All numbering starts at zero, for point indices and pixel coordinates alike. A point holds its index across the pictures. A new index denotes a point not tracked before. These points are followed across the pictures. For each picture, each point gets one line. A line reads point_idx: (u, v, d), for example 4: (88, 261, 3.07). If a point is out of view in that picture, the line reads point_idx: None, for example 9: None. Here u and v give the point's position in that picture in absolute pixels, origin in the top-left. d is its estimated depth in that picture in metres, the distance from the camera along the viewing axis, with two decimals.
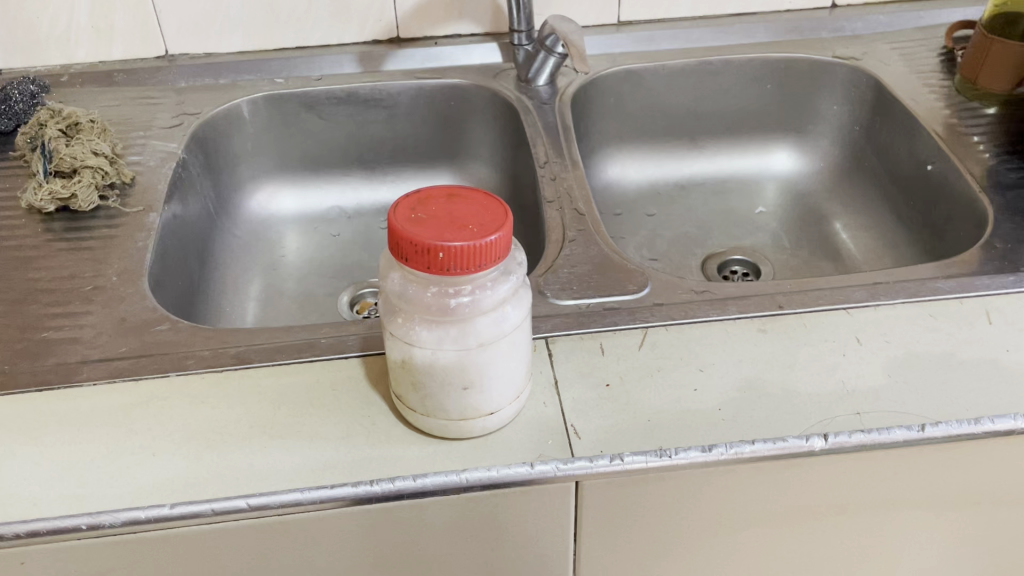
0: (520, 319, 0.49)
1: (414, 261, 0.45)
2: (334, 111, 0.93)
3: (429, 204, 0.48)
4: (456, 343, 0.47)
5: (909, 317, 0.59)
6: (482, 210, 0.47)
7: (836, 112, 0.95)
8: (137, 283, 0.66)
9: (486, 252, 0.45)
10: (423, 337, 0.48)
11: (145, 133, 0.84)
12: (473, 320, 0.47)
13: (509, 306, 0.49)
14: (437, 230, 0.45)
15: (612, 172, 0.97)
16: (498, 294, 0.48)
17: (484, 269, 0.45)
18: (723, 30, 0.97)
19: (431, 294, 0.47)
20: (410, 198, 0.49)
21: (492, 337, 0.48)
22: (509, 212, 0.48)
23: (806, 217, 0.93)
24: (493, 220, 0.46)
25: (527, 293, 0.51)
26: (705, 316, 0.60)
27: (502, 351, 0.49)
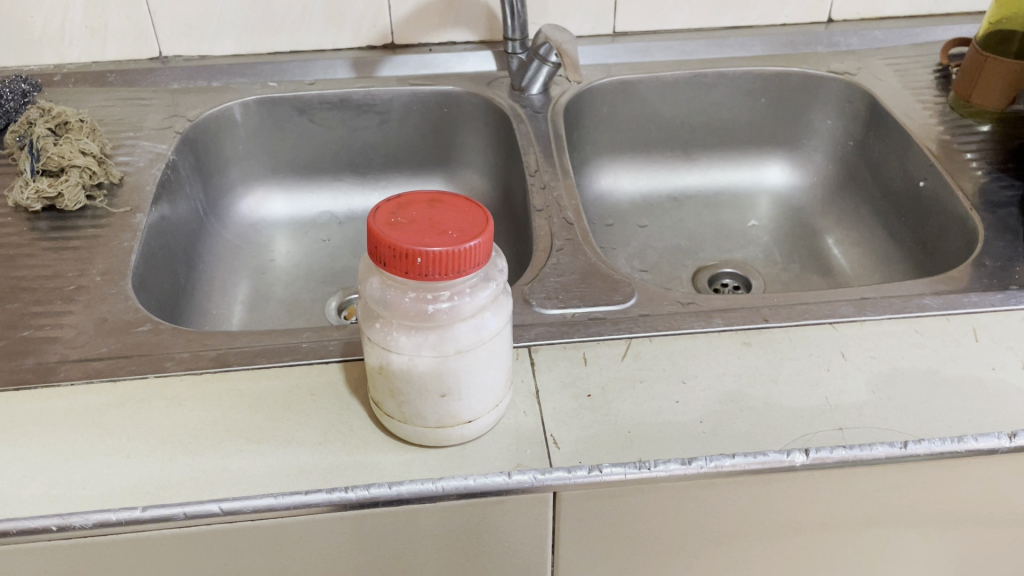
0: (500, 327, 0.49)
1: (392, 265, 0.44)
2: (326, 116, 0.93)
3: (409, 208, 0.48)
4: (434, 349, 0.47)
5: (895, 333, 0.59)
6: (463, 215, 0.47)
7: (830, 126, 0.95)
8: (120, 284, 0.66)
9: (466, 258, 0.44)
10: (401, 343, 0.47)
11: (135, 134, 0.83)
12: (452, 325, 0.47)
13: (489, 312, 0.48)
14: (416, 235, 0.45)
15: (605, 183, 0.97)
16: (478, 300, 0.47)
17: (464, 275, 0.45)
18: (718, 43, 0.97)
19: (409, 299, 0.46)
20: (391, 202, 0.48)
21: (471, 344, 0.47)
22: (490, 218, 0.47)
23: (798, 231, 0.93)
24: (473, 226, 0.46)
25: (508, 301, 0.50)
26: (690, 327, 0.60)
27: (482, 359, 0.48)
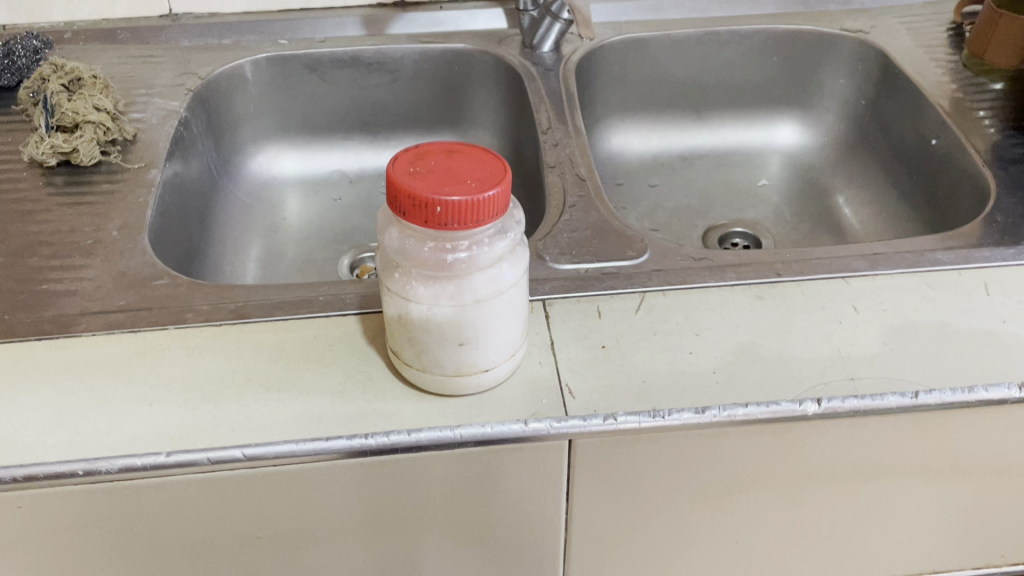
0: (517, 277, 0.49)
1: (411, 215, 0.45)
2: (337, 74, 0.92)
3: (427, 158, 0.48)
4: (452, 299, 0.47)
5: (907, 287, 0.59)
6: (481, 165, 0.47)
7: (842, 85, 0.94)
8: (137, 238, 0.66)
9: (484, 208, 0.45)
10: (419, 293, 0.48)
11: (147, 91, 0.83)
12: (470, 275, 0.47)
13: (506, 262, 0.49)
14: (435, 185, 0.45)
15: (615, 143, 0.97)
16: (495, 250, 0.48)
17: (482, 225, 0.45)
18: (730, 0, 0.96)
19: (428, 249, 0.47)
20: (409, 152, 0.49)
21: (489, 294, 0.48)
22: (507, 168, 0.48)
23: (809, 191, 0.93)
24: (491, 176, 0.46)
25: (525, 253, 0.51)
26: (703, 281, 0.60)
27: (499, 309, 0.49)
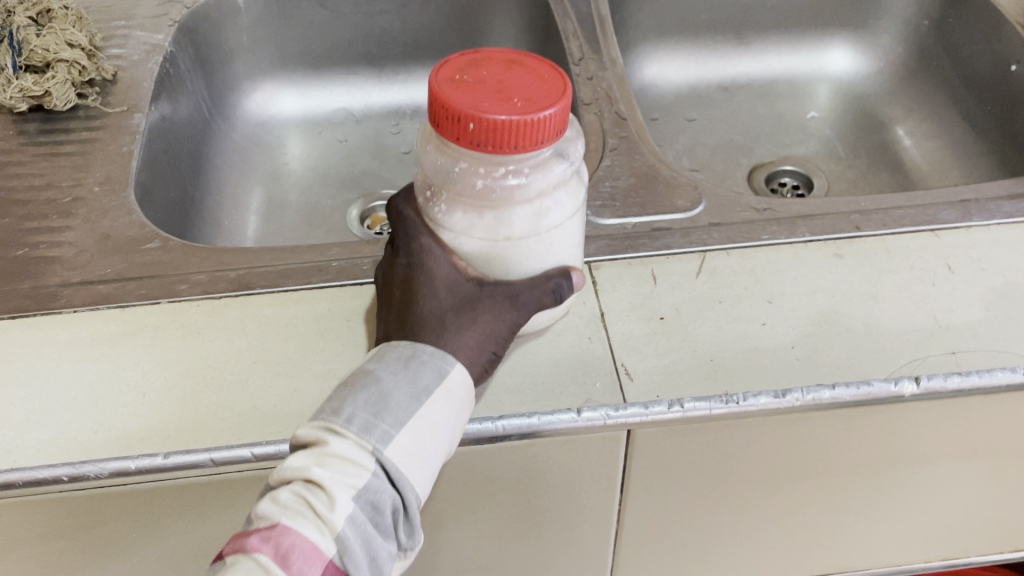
0: (566, 215, 0.43)
1: (445, 129, 0.38)
2: (339, 0, 0.83)
3: (481, 66, 0.41)
4: (484, 232, 0.42)
5: (1007, 240, 0.52)
6: (542, 82, 0.40)
7: (900, 7, 0.84)
8: (123, 195, 0.58)
9: (529, 131, 0.38)
10: (453, 219, 0.42)
11: (127, 23, 0.74)
12: (511, 208, 0.41)
13: (555, 196, 0.43)
14: (477, 97, 0.38)
15: (648, 73, 0.87)
16: (545, 182, 0.42)
17: (525, 151, 0.38)
18: None
19: (463, 173, 0.41)
20: (463, 57, 0.42)
21: (527, 232, 0.42)
22: (569, 88, 0.40)
23: (864, 124, 0.84)
24: (546, 94, 0.39)
25: (579, 190, 0.45)
26: (771, 238, 0.53)
27: (541, 247, 0.43)
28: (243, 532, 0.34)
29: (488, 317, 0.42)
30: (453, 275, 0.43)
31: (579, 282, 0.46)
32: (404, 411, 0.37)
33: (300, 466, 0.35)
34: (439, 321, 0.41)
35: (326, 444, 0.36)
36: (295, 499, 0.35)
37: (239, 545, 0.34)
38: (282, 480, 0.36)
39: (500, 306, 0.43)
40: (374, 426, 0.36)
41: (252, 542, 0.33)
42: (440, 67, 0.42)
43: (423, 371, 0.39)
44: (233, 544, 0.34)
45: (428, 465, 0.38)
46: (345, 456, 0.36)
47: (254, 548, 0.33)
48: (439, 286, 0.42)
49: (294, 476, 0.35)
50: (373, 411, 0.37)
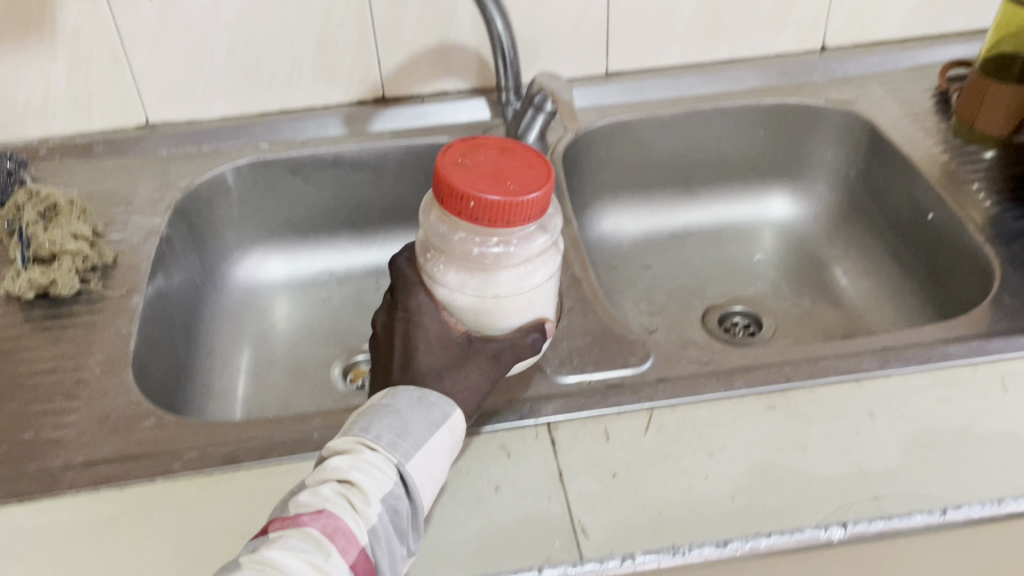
0: (542, 279, 0.57)
1: (449, 203, 0.52)
2: (320, 175, 0.91)
3: (481, 155, 0.55)
4: (475, 289, 0.55)
5: (922, 387, 0.57)
6: (528, 171, 0.55)
7: (830, 157, 0.93)
8: (122, 374, 0.64)
9: (515, 211, 0.51)
10: (449, 277, 0.56)
11: (126, 208, 0.82)
12: (497, 271, 0.55)
13: (536, 263, 0.56)
14: (477, 182, 0.52)
15: (606, 226, 0.95)
16: (526, 252, 0.55)
17: (512, 225, 0.52)
18: (713, 76, 0.94)
19: (461, 240, 0.55)
20: (468, 147, 0.56)
21: (509, 292, 0.56)
22: (548, 178, 0.54)
23: (806, 265, 0.92)
24: (530, 183, 0.53)
25: (555, 259, 0.59)
26: (713, 392, 0.58)
27: (517, 304, 0.57)
28: (293, 513, 0.45)
29: (474, 367, 0.55)
30: (446, 334, 0.56)
31: (549, 332, 0.59)
32: (419, 436, 0.49)
33: (341, 466, 0.47)
34: (436, 369, 0.54)
35: (361, 452, 0.48)
36: (336, 492, 0.46)
37: (292, 522, 0.44)
38: (324, 479, 0.47)
39: (484, 360, 0.56)
40: (397, 443, 0.48)
41: (303, 518, 0.44)
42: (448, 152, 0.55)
43: (432, 408, 0.51)
44: (285, 522, 0.44)
45: (432, 480, 0.50)
46: (376, 463, 0.47)
47: (306, 523, 0.44)
48: (435, 342, 0.55)
49: (336, 474, 0.46)
50: (397, 433, 0.49)
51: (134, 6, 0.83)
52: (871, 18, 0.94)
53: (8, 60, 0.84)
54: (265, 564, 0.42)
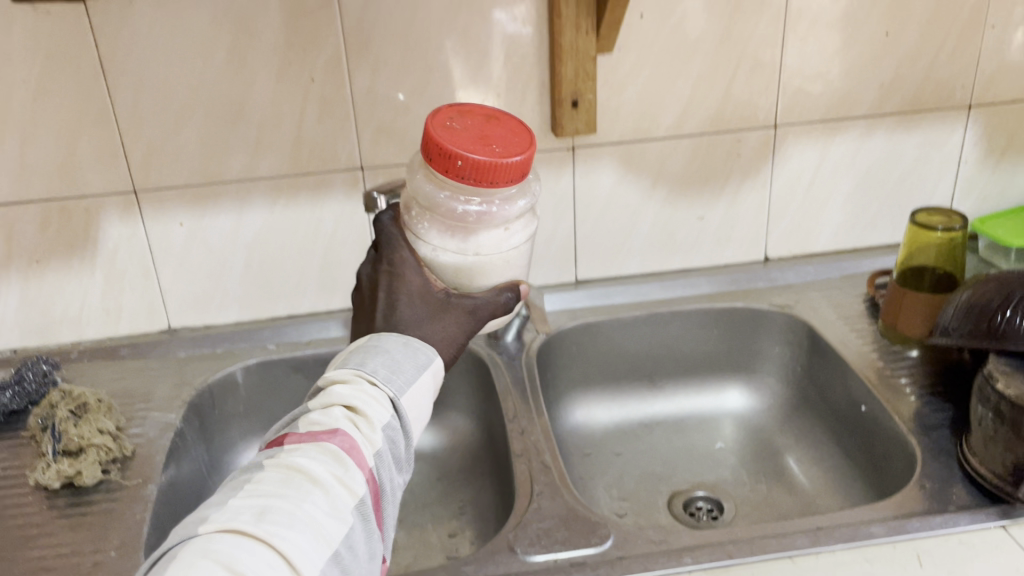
0: (518, 241, 0.67)
1: (437, 162, 0.60)
2: (320, 372, 1.01)
3: (468, 121, 0.65)
4: (457, 248, 0.65)
5: (848, 562, 0.65)
6: (512, 138, 0.64)
7: (778, 353, 1.05)
8: (134, 558, 0.71)
9: (497, 171, 0.60)
10: (433, 236, 0.66)
11: (145, 405, 0.91)
12: (477, 231, 0.65)
13: (513, 226, 0.67)
14: (465, 146, 0.60)
15: (578, 416, 1.04)
16: (503, 215, 0.66)
17: (494, 184, 0.60)
18: (670, 284, 1.08)
19: (445, 200, 0.64)
20: (455, 113, 0.66)
21: (487, 250, 0.66)
22: (528, 146, 0.63)
23: (763, 452, 1.00)
24: (511, 149, 0.62)
25: (529, 224, 0.69)
26: (663, 567, 0.65)
27: (495, 263, 0.67)
28: (307, 430, 0.54)
29: (451, 318, 0.65)
30: (426, 288, 0.65)
31: (523, 294, 0.69)
32: (410, 374, 0.59)
33: (347, 394, 0.56)
34: (417, 318, 0.64)
35: (362, 383, 0.57)
36: (344, 414, 0.55)
37: (309, 437, 0.54)
38: (330, 403, 0.56)
39: (461, 314, 0.66)
40: (391, 378, 0.58)
41: (320, 434, 0.53)
42: (438, 117, 0.65)
43: (419, 353, 0.61)
44: (304, 438, 0.53)
45: (415, 414, 0.60)
46: (375, 394, 0.57)
47: (323, 439, 0.53)
48: (417, 294, 0.65)
49: (342, 400, 0.56)
50: (390, 370, 0.58)
51: (166, 232, 0.97)
52: (805, 235, 1.09)
53: (53, 277, 0.97)
54: (295, 469, 0.51)
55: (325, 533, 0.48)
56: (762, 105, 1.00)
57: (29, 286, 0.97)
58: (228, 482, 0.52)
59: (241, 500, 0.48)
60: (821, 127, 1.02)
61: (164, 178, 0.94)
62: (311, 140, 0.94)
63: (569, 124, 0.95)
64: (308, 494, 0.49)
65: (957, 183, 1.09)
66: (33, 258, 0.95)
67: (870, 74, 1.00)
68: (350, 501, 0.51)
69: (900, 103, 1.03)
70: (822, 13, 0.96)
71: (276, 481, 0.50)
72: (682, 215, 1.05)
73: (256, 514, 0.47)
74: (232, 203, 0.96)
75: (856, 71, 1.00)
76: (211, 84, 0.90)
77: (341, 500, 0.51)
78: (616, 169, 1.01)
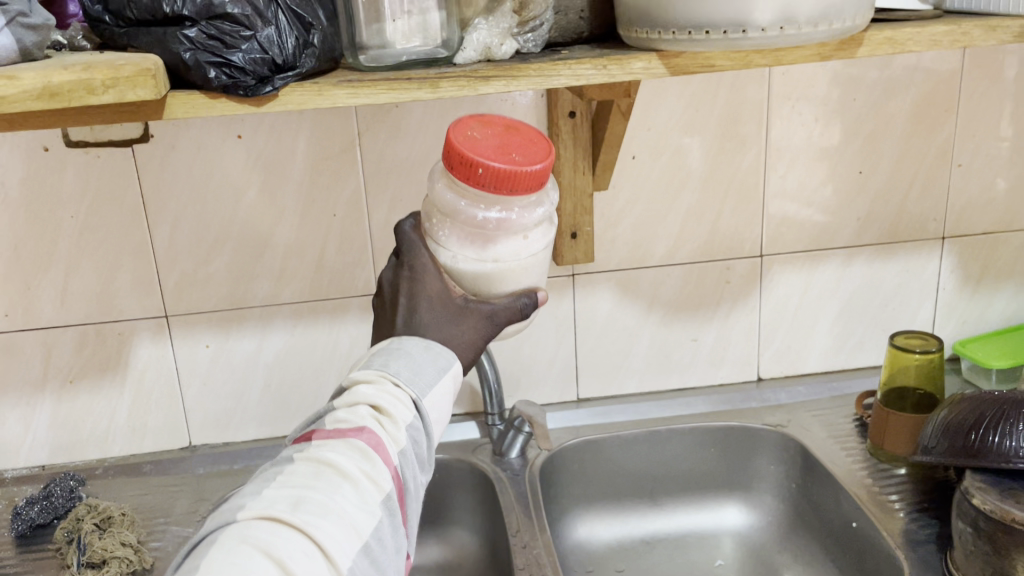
0: (538, 248, 0.68)
1: (458, 170, 0.63)
2: None
3: (486, 132, 0.67)
4: (477, 254, 0.66)
5: None
6: (531, 147, 0.67)
7: (774, 470, 1.08)
8: None
9: (515, 180, 0.62)
10: (453, 242, 0.66)
11: (165, 519, 0.97)
12: (496, 238, 0.66)
13: (532, 233, 0.67)
14: (485, 156, 0.63)
15: (581, 533, 1.07)
16: (523, 221, 0.66)
17: (512, 192, 0.63)
18: (668, 403, 1.13)
19: (465, 206, 0.65)
20: (474, 124, 0.68)
21: (506, 257, 0.66)
22: (545, 157, 0.66)
23: (762, 570, 1.02)
24: (529, 159, 0.65)
25: (549, 229, 0.70)
26: None
27: (514, 270, 0.67)
28: (334, 428, 0.57)
29: (470, 324, 0.66)
30: (445, 295, 0.66)
31: (542, 301, 0.69)
32: (432, 375, 0.61)
33: (370, 393, 0.58)
34: (435, 325, 0.64)
35: (386, 383, 0.59)
36: (369, 413, 0.57)
37: (336, 433, 0.56)
38: (355, 401, 0.58)
39: (480, 320, 0.66)
40: (414, 379, 0.60)
41: (347, 431, 0.56)
42: (459, 126, 0.67)
43: (440, 357, 0.62)
44: (331, 434, 0.57)
45: (439, 416, 0.62)
46: (398, 395, 0.59)
47: (350, 436, 0.56)
48: (436, 299, 0.65)
49: (366, 399, 0.58)
50: (412, 371, 0.60)
51: (192, 353, 1.03)
52: (795, 356, 1.15)
53: (85, 396, 1.03)
54: (324, 464, 0.55)
55: (356, 525, 0.52)
56: (748, 237, 1.08)
57: (62, 404, 1.03)
58: (262, 472, 0.57)
59: (276, 490, 0.53)
60: (804, 256, 1.10)
61: (194, 304, 1.01)
62: (331, 269, 1.02)
63: (569, 253, 1.02)
64: (337, 488, 0.53)
65: (938, 309, 1.16)
66: (68, 378, 1.02)
67: (847, 208, 1.09)
68: (377, 496, 0.55)
69: (877, 235, 1.11)
70: (799, 154, 1.05)
71: (307, 474, 0.54)
72: (677, 338, 1.12)
73: (291, 504, 0.52)
74: (255, 327, 1.03)
75: (834, 206, 1.08)
76: (242, 219, 0.98)
77: (369, 494, 0.54)
78: (614, 294, 1.08)
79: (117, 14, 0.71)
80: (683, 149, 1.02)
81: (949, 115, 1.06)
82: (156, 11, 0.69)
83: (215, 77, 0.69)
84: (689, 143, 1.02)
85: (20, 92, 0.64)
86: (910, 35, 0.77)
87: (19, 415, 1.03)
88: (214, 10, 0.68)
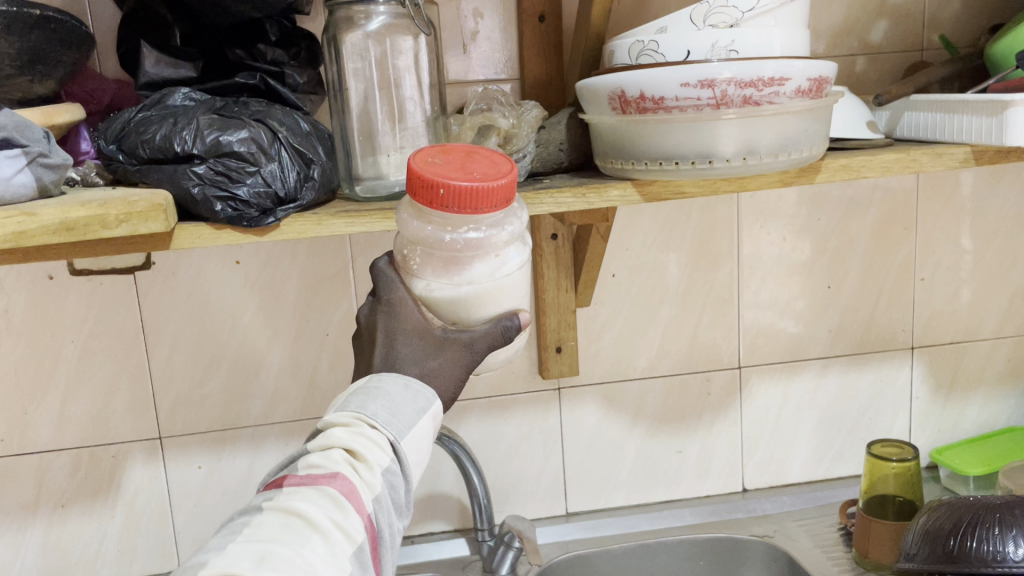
0: (513, 267, 0.66)
1: (421, 195, 0.62)
2: None
3: (448, 156, 0.67)
4: (450, 282, 0.65)
5: None
6: (493, 165, 0.66)
7: None
8: None
9: (477, 197, 0.62)
10: (427, 272, 0.66)
11: None
12: (469, 261, 0.65)
13: (505, 253, 0.66)
14: (446, 175, 0.63)
15: None
16: (493, 242, 0.65)
17: (477, 211, 0.62)
18: (655, 515, 1.13)
19: (430, 230, 0.65)
20: (436, 150, 0.68)
21: (481, 279, 0.65)
22: (508, 173, 0.65)
23: None
24: (493, 176, 0.64)
25: (524, 246, 0.68)
26: None
27: (490, 293, 0.66)
28: (307, 473, 0.56)
29: (449, 356, 0.66)
30: (423, 325, 0.66)
31: (526, 323, 0.67)
32: (409, 418, 0.62)
33: (346, 437, 0.58)
34: (413, 357, 0.65)
35: (362, 426, 0.59)
36: (344, 458, 0.57)
37: (309, 481, 0.56)
38: (329, 444, 0.58)
39: (459, 349, 0.66)
40: (391, 422, 0.60)
41: (320, 479, 0.56)
42: (417, 154, 0.67)
43: (418, 395, 0.64)
44: (304, 481, 0.56)
45: (415, 458, 0.62)
46: (374, 438, 0.59)
47: (323, 484, 0.55)
48: (412, 332, 0.66)
49: (342, 443, 0.58)
50: (390, 413, 0.61)
51: (185, 475, 1.04)
52: (778, 467, 1.18)
53: (76, 520, 1.03)
54: (294, 514, 0.53)
55: None
56: (727, 349, 1.12)
57: (52, 529, 1.03)
58: (229, 524, 0.55)
59: (241, 546, 0.51)
60: (781, 366, 1.14)
61: (188, 425, 1.03)
62: (323, 388, 1.05)
63: (554, 367, 1.06)
64: (309, 542, 0.52)
65: (913, 417, 1.20)
66: (59, 503, 1.02)
67: (819, 321, 1.14)
68: (349, 548, 0.54)
69: (849, 345, 1.15)
70: (770, 270, 1.11)
71: (276, 527, 0.52)
72: (662, 450, 1.14)
73: (256, 561, 0.49)
74: (247, 448, 1.05)
75: (807, 317, 1.13)
76: (237, 341, 1.02)
77: (340, 546, 0.53)
78: (599, 407, 1.11)
79: (131, 153, 0.77)
80: (660, 267, 1.08)
81: (908, 233, 1.12)
82: (168, 150, 0.74)
83: (221, 210, 0.73)
84: (666, 261, 1.08)
85: (39, 227, 0.67)
86: (863, 162, 0.83)
87: (8, 541, 1.03)
88: (221, 149, 0.74)
